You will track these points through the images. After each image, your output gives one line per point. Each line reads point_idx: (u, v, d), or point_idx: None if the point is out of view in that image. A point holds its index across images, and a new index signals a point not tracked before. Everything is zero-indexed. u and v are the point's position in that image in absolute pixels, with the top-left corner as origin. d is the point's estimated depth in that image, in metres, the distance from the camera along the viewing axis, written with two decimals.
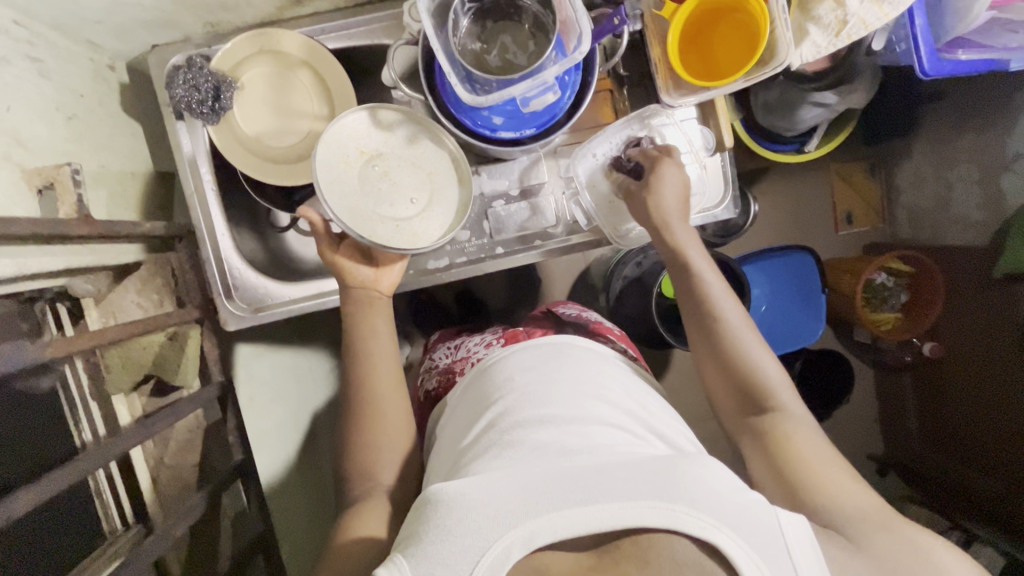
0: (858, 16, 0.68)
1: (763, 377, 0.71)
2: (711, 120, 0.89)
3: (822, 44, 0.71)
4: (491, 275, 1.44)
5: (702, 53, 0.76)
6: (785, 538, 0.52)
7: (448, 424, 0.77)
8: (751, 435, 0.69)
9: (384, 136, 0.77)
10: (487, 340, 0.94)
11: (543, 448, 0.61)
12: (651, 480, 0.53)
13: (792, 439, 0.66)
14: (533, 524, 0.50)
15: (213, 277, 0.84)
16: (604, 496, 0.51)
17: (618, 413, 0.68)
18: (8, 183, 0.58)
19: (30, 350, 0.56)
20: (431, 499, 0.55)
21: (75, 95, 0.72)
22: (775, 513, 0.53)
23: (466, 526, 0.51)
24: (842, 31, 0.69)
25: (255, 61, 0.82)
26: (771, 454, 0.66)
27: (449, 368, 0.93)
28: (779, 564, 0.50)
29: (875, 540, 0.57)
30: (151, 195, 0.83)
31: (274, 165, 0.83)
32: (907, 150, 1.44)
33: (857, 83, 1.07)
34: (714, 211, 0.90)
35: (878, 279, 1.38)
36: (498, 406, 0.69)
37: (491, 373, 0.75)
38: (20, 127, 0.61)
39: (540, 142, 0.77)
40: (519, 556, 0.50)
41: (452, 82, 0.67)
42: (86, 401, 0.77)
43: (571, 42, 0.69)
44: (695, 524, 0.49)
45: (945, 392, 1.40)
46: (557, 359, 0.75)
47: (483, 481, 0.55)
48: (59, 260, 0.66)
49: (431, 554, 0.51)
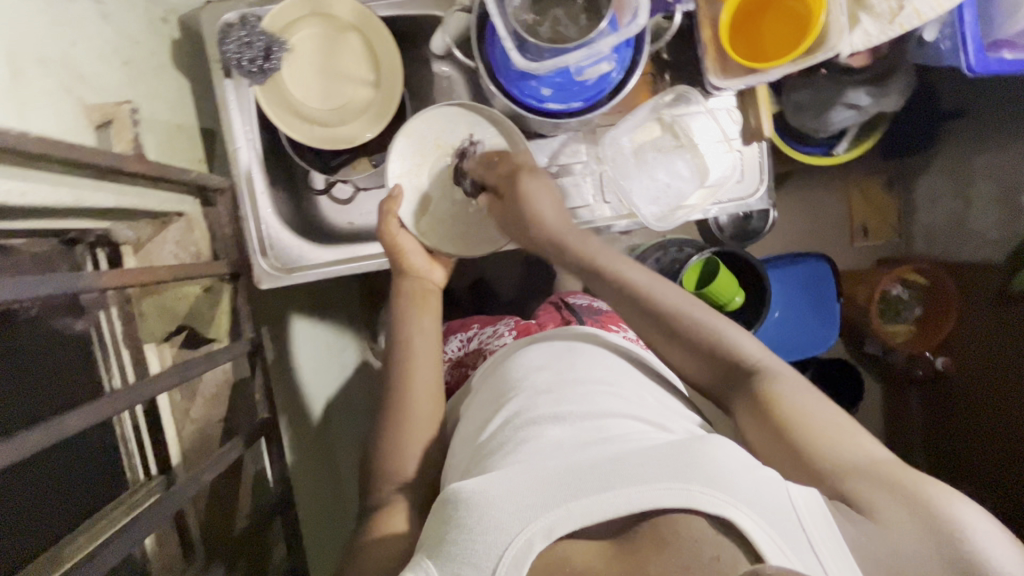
0: (913, 5, 0.69)
1: (737, 349, 0.72)
2: (750, 111, 0.89)
3: (874, 32, 0.72)
4: (505, 263, 1.45)
5: (749, 39, 0.77)
6: (799, 515, 0.51)
7: (468, 414, 0.78)
8: (744, 406, 0.68)
9: (464, 134, 0.88)
10: (500, 332, 0.98)
11: (558, 441, 0.60)
12: (665, 462, 0.52)
13: (787, 401, 0.65)
14: (553, 514, 0.50)
15: (253, 235, 0.86)
16: (620, 483, 0.51)
17: (635, 405, 0.67)
18: (71, 116, 0.59)
19: (82, 278, 0.58)
20: (451, 498, 0.54)
21: (133, 41, 0.73)
22: (785, 487, 0.52)
23: (488, 522, 0.51)
24: (896, 19, 0.70)
25: (306, 23, 0.83)
26: (766, 419, 0.65)
27: (462, 361, 0.99)
28: (794, 537, 0.49)
29: (881, 505, 0.55)
30: (194, 149, 0.84)
31: (317, 128, 0.84)
32: (926, 166, 1.45)
33: (893, 87, 1.06)
34: (748, 200, 0.91)
35: (895, 292, 1.41)
36: (514, 406, 0.69)
37: (507, 372, 0.77)
38: (83, 64, 0.62)
39: (586, 116, 0.78)
40: (542, 547, 0.49)
41: (507, 45, 0.68)
42: (118, 347, 0.78)
43: (626, 17, 0.71)
44: (711, 502, 0.49)
45: (947, 406, 1.40)
46: (569, 358, 0.75)
47: (501, 476, 0.54)
48: (109, 197, 0.64)
49: (457, 554, 0.50)
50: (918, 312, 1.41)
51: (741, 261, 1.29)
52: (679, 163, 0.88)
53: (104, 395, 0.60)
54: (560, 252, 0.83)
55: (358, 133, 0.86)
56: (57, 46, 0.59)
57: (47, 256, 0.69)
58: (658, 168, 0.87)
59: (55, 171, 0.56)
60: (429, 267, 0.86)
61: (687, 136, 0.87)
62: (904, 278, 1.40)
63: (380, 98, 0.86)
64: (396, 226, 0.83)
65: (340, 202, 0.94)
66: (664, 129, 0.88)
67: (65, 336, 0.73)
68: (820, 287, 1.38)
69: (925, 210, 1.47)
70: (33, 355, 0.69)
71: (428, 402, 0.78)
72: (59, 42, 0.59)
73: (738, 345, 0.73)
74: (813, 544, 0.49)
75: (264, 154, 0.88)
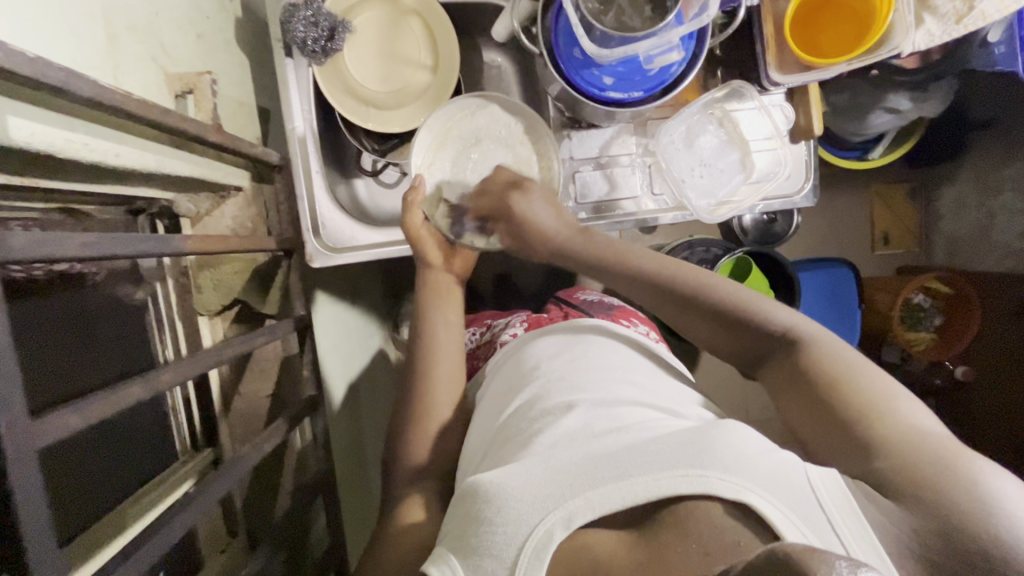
0: (980, 7, 0.72)
1: (765, 315, 0.67)
2: (799, 109, 0.89)
3: (936, 32, 0.75)
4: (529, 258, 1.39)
5: (809, 35, 0.79)
6: (816, 494, 0.46)
7: (482, 402, 0.75)
8: (776, 373, 0.63)
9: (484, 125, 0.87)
10: (512, 322, 0.94)
11: (572, 429, 0.57)
12: (681, 449, 0.49)
13: (822, 364, 0.59)
14: (573, 503, 0.47)
15: (306, 213, 0.85)
16: (638, 470, 0.47)
17: (646, 393, 0.64)
18: (153, 84, 0.61)
19: (174, 239, 0.53)
20: (471, 490, 0.51)
21: (204, 16, 0.74)
22: (802, 468, 0.47)
23: (507, 513, 0.47)
24: (962, 19, 0.73)
25: (368, 6, 0.84)
26: (796, 387, 0.60)
27: (475, 354, 0.97)
28: (814, 520, 0.44)
29: (915, 480, 0.48)
30: (251, 126, 0.85)
31: (373, 111, 0.86)
32: (951, 176, 1.43)
33: (934, 94, 1.07)
34: (792, 197, 0.92)
35: (916, 300, 1.37)
36: (528, 393, 0.66)
37: (520, 361, 0.74)
38: (164, 33, 0.63)
39: (645, 106, 0.79)
40: (562, 538, 0.46)
41: (579, 32, 0.69)
42: (172, 319, 0.79)
43: (692, 10, 0.72)
44: (729, 488, 0.45)
45: (969, 418, 1.37)
46: (580, 346, 0.72)
47: (518, 468, 0.51)
48: (186, 165, 0.65)
49: (476, 545, 0.47)
50: (939, 321, 1.36)
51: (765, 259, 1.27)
52: (729, 160, 0.89)
53: (163, 365, 0.51)
54: (568, 257, 0.80)
55: (413, 117, 0.87)
56: (143, 13, 0.60)
57: (116, 224, 0.69)
58: (713, 165, 0.88)
59: (143, 134, 0.58)
60: (449, 262, 0.83)
61: (737, 132, 0.88)
62: (927, 287, 1.36)
63: (436, 83, 0.87)
64: (420, 220, 0.81)
65: (385, 186, 0.97)
66: (716, 124, 0.89)
67: (125, 305, 0.74)
68: (841, 293, 1.34)
69: (949, 220, 1.45)
70: (98, 321, 0.70)
71: (449, 387, 0.76)
72: (145, 10, 0.60)
73: (768, 313, 0.67)
74: (834, 525, 0.44)
75: (318, 134, 0.88)
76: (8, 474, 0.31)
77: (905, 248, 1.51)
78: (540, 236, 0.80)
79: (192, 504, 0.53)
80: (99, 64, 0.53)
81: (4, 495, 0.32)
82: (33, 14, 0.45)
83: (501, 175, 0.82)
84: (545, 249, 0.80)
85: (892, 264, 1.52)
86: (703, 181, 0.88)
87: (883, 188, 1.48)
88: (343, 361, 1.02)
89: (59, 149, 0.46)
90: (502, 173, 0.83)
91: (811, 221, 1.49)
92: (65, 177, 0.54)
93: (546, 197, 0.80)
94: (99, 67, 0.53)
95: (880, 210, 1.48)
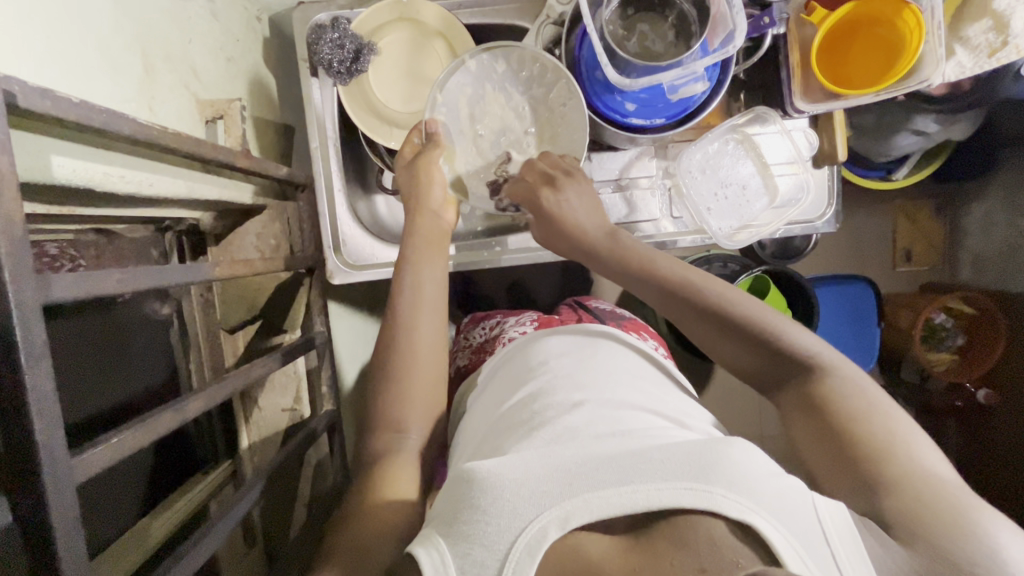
0: (1014, 42, 0.74)
1: (791, 338, 0.64)
2: (823, 135, 0.88)
3: (969, 63, 0.78)
4: (542, 268, 1.36)
5: (836, 61, 0.79)
6: (821, 525, 0.44)
7: (481, 396, 0.74)
8: (794, 402, 0.61)
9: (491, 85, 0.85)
10: (522, 322, 0.94)
11: (574, 428, 0.56)
12: (689, 458, 0.46)
13: (845, 401, 0.57)
14: (569, 503, 0.46)
15: (326, 231, 0.87)
16: (639, 477, 0.46)
17: (653, 400, 0.63)
18: (188, 110, 0.64)
19: (204, 265, 0.54)
20: (466, 478, 0.50)
21: (234, 39, 0.75)
22: (808, 499, 0.46)
23: (502, 505, 0.47)
24: (995, 53, 0.76)
25: (394, 27, 0.85)
26: (823, 421, 0.57)
27: (482, 348, 0.95)
28: (815, 550, 0.43)
29: (924, 520, 0.47)
30: (276, 144, 0.87)
31: (396, 130, 0.86)
32: (978, 193, 1.37)
33: (965, 115, 1.03)
34: (814, 223, 0.90)
35: (937, 319, 1.31)
36: (532, 389, 0.66)
37: (527, 356, 0.73)
38: (195, 60, 0.66)
39: (666, 132, 0.80)
40: (556, 537, 0.45)
41: (603, 61, 0.68)
42: (196, 333, 0.81)
43: (717, 38, 0.70)
44: (733, 506, 0.43)
45: (989, 444, 1.31)
46: (588, 349, 0.71)
47: (518, 460, 0.50)
48: (213, 187, 0.66)
49: (468, 533, 0.46)
50: (960, 342, 1.31)
51: (785, 275, 1.23)
52: (752, 182, 0.88)
53: (192, 390, 0.52)
54: (596, 262, 0.76)
55: None
56: (177, 43, 0.62)
57: (142, 244, 0.72)
58: (733, 185, 0.88)
59: (173, 162, 0.59)
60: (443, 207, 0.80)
61: (759, 156, 0.87)
62: (948, 306, 1.29)
63: None
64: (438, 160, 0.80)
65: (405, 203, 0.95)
66: (738, 148, 0.88)
67: (153, 320, 0.77)
68: (861, 312, 1.30)
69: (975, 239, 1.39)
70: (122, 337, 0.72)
71: (432, 348, 0.73)
72: (179, 39, 0.63)
73: (792, 334, 0.64)
74: (838, 562, 0.43)
75: (342, 148, 0.89)
76: (51, 511, 0.33)
77: (929, 264, 1.47)
78: (574, 232, 0.77)
79: (216, 526, 0.54)
80: (137, 97, 0.55)
81: (44, 535, 0.33)
82: (79, 54, 0.47)
83: (536, 163, 0.81)
84: (574, 249, 0.78)
85: (915, 281, 1.48)
86: (727, 204, 0.88)
87: (906, 204, 1.44)
88: (356, 370, 1.03)
89: (99, 184, 0.48)
90: (536, 168, 0.81)
91: (832, 236, 1.45)
92: (96, 206, 0.55)
93: (582, 193, 0.78)
94: (134, 100, 0.54)
95: (903, 225, 1.45)
